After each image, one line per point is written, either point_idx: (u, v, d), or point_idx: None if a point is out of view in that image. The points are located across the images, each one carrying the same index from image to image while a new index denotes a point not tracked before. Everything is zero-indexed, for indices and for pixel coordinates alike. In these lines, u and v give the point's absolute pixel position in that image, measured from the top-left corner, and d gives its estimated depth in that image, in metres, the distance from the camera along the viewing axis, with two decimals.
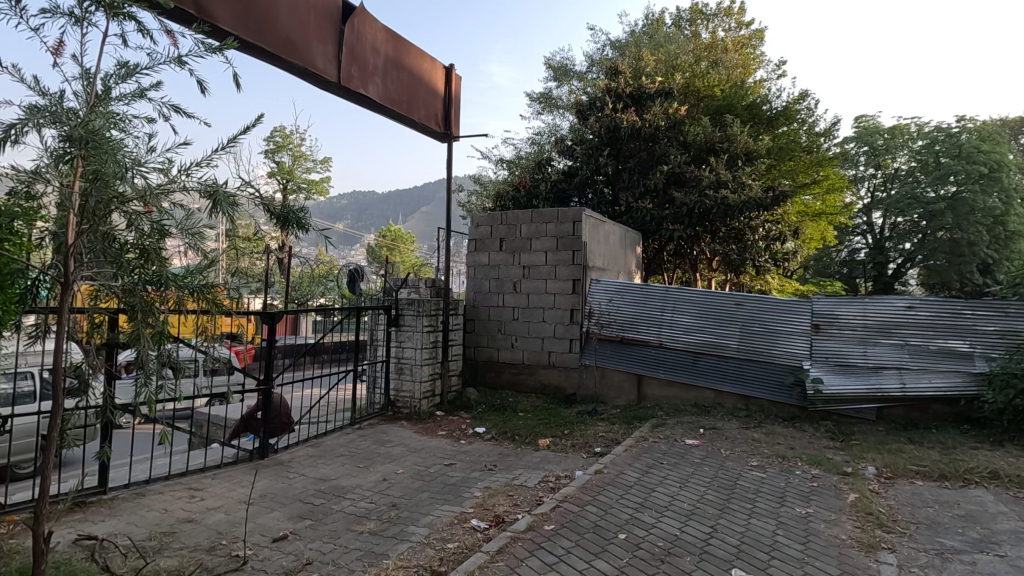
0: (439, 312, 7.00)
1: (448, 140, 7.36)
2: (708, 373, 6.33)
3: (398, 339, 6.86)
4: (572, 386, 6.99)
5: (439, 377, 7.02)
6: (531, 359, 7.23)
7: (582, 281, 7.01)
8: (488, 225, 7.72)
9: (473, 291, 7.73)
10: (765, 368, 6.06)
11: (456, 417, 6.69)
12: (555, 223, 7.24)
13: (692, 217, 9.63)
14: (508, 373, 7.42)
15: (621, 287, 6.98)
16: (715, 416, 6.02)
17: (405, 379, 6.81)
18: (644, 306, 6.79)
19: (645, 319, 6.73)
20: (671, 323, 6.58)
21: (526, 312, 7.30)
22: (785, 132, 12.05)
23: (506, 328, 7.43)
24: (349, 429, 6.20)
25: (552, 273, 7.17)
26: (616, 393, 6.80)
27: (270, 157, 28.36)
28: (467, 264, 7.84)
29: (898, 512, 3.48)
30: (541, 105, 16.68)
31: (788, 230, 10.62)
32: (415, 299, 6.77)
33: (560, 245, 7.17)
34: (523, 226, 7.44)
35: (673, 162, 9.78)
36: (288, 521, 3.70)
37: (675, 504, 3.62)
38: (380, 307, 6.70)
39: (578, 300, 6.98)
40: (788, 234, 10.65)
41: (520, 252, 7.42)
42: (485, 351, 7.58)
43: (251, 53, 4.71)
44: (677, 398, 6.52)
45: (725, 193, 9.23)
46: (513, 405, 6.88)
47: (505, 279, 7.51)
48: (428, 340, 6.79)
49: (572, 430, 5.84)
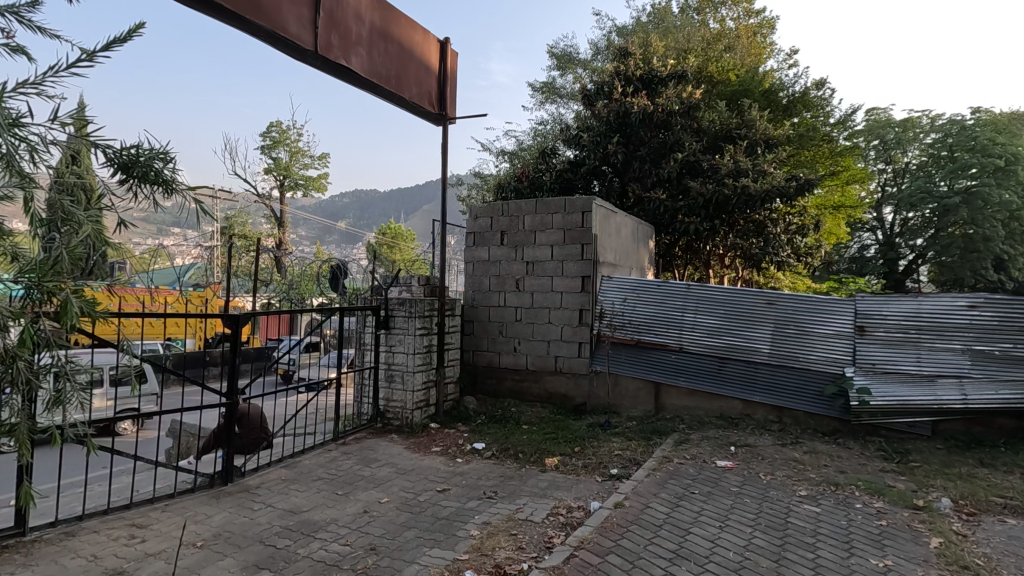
0: (434, 313, 6.31)
1: (443, 123, 6.64)
2: (735, 381, 5.63)
3: (387, 343, 6.18)
4: (581, 394, 6.29)
5: (434, 385, 6.33)
6: (536, 365, 6.53)
7: (592, 278, 6.32)
8: (488, 217, 7.02)
9: (472, 290, 7.04)
10: (801, 376, 5.36)
11: (452, 429, 5.99)
12: (561, 213, 6.54)
13: (707, 208, 8.92)
14: (510, 379, 6.73)
15: (636, 285, 6.29)
16: (745, 430, 5.32)
17: (396, 388, 6.12)
18: (662, 305, 6.09)
19: (663, 320, 6.03)
20: (693, 325, 5.88)
21: (529, 312, 6.61)
22: (804, 120, 11.30)
23: (508, 331, 6.74)
24: (332, 445, 5.52)
25: (559, 269, 6.47)
26: (631, 403, 6.10)
27: (265, 153, 27.72)
28: (465, 260, 7.14)
29: (1000, 566, 2.78)
30: (544, 95, 15.96)
31: (810, 222, 9.88)
32: (407, 298, 6.08)
33: (568, 239, 6.47)
34: (526, 218, 6.74)
35: (687, 150, 9.08)
36: (242, 573, 3.02)
37: (719, 554, 2.92)
38: (368, 307, 6.02)
39: (588, 299, 6.28)
40: (810, 226, 9.90)
41: (523, 246, 6.73)
42: (485, 355, 6.89)
43: (208, 10, 3.99)
44: (699, 408, 5.82)
45: (744, 181, 8.50)
46: (516, 415, 6.18)
47: (506, 276, 6.81)
48: (422, 343, 6.11)
49: (583, 447, 5.14)
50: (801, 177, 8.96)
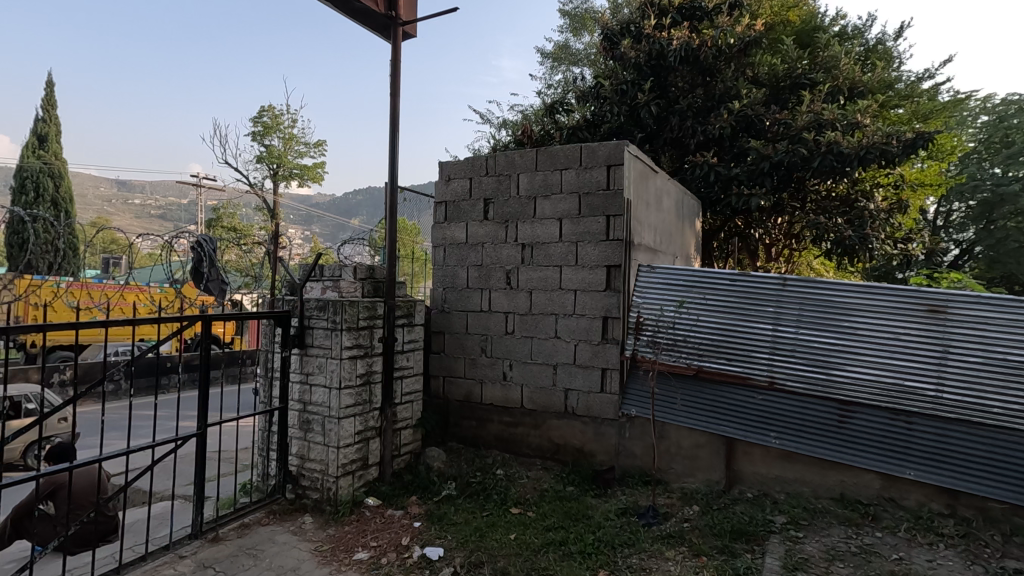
0: (377, 322, 4.08)
1: (394, 33, 4.35)
2: (870, 442, 3.29)
3: (302, 369, 3.97)
4: (606, 451, 4.04)
5: (377, 435, 4.07)
6: (536, 402, 4.29)
7: (623, 268, 4.06)
8: (466, 177, 4.72)
9: (442, 287, 4.77)
10: (1002, 440, 3.00)
11: (398, 510, 3.74)
12: (575, 170, 4.26)
13: (771, 174, 6.53)
14: (498, 422, 4.47)
15: (690, 281, 4.02)
16: (900, 540, 3.01)
17: (313, 442, 3.89)
18: (741, 312, 3.76)
19: (737, 339, 3.69)
20: (787, 346, 3.56)
21: (526, 322, 4.35)
22: (888, 70, 8.75)
23: (494, 349, 4.48)
24: (192, 543, 3.32)
25: (572, 253, 4.22)
26: (685, 469, 3.81)
27: (255, 139, 25.70)
28: (432, 243, 4.87)
29: None
30: (554, 60, 13.63)
31: (912, 194, 7.31)
32: (330, 300, 3.84)
33: (586, 208, 4.20)
34: (521, 177, 4.46)
35: (743, 99, 6.75)
36: None
37: None
38: (265, 310, 3.81)
39: (616, 302, 4.04)
40: (913, 200, 7.34)
41: (518, 220, 4.46)
42: (460, 385, 4.63)
43: None
44: (803, 485, 3.51)
45: (832, 134, 6.02)
46: (502, 485, 3.91)
47: (491, 267, 4.54)
48: (353, 369, 3.86)
49: (612, 570, 2.87)
50: (910, 129, 6.43)
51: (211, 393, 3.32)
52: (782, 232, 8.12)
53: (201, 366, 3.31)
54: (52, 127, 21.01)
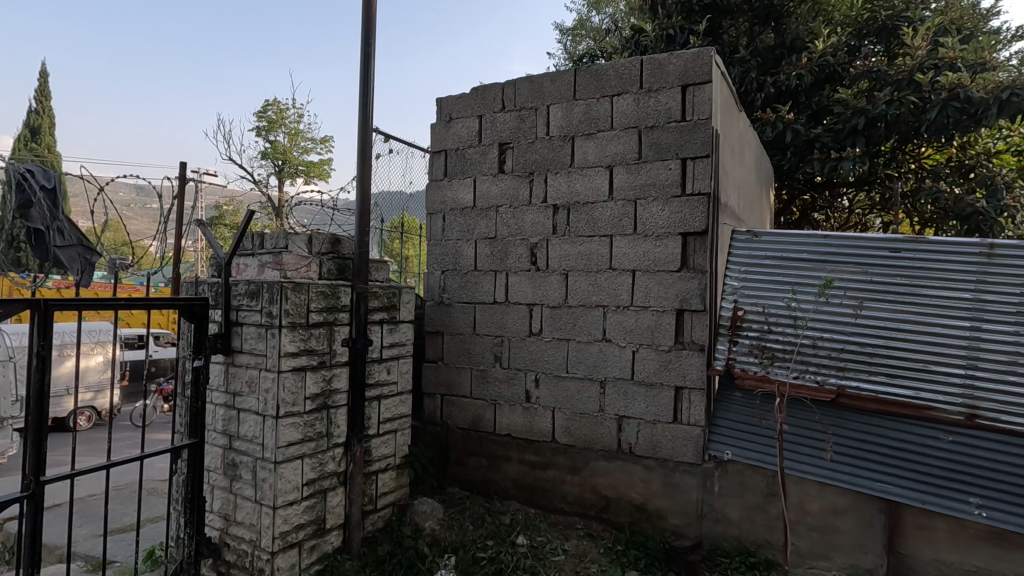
0: (339, 318, 2.75)
1: None
2: None
3: (229, 386, 2.66)
4: (682, 511, 2.69)
5: (340, 484, 2.74)
6: (573, 433, 2.95)
7: (707, 236, 2.71)
8: (472, 116, 3.37)
9: (439, 269, 3.43)
10: None
11: None
12: (631, 95, 2.91)
13: (865, 133, 5.09)
14: (518, 462, 3.12)
15: (816, 256, 2.62)
16: None
17: (241, 497, 2.57)
18: (910, 303, 2.35)
19: (906, 344, 2.30)
20: (1001, 357, 2.14)
21: (560, 317, 3.01)
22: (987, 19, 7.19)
23: (513, 357, 3.13)
24: None
25: (629, 217, 2.87)
26: (814, 549, 2.44)
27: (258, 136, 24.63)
28: (427, 211, 3.52)
29: None
30: (574, 35, 12.25)
31: None
32: (265, 281, 2.53)
33: (649, 149, 2.85)
34: (550, 111, 3.12)
35: (823, 40, 5.32)
36: None
37: None
38: (175, 296, 2.47)
39: (698, 287, 2.69)
40: None
41: (547, 172, 3.11)
42: (465, 407, 3.28)
43: None
44: None
45: (956, 75, 4.52)
46: (527, 566, 2.55)
47: (509, 239, 3.19)
48: (300, 389, 2.54)
49: None
50: None
51: (46, 427, 1.99)
52: (843, 219, 6.36)
53: (27, 381, 1.95)
54: (44, 120, 19.96)
